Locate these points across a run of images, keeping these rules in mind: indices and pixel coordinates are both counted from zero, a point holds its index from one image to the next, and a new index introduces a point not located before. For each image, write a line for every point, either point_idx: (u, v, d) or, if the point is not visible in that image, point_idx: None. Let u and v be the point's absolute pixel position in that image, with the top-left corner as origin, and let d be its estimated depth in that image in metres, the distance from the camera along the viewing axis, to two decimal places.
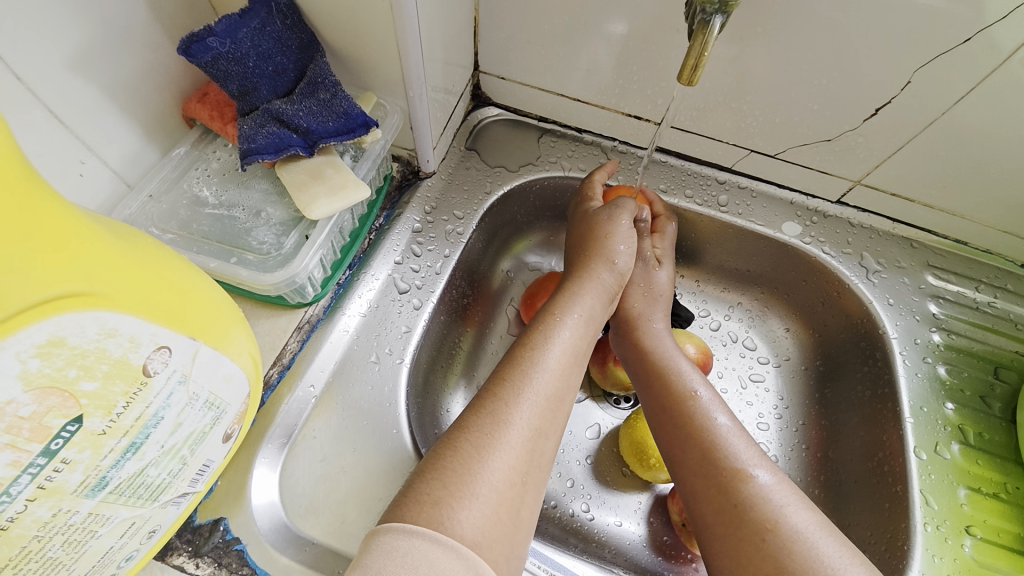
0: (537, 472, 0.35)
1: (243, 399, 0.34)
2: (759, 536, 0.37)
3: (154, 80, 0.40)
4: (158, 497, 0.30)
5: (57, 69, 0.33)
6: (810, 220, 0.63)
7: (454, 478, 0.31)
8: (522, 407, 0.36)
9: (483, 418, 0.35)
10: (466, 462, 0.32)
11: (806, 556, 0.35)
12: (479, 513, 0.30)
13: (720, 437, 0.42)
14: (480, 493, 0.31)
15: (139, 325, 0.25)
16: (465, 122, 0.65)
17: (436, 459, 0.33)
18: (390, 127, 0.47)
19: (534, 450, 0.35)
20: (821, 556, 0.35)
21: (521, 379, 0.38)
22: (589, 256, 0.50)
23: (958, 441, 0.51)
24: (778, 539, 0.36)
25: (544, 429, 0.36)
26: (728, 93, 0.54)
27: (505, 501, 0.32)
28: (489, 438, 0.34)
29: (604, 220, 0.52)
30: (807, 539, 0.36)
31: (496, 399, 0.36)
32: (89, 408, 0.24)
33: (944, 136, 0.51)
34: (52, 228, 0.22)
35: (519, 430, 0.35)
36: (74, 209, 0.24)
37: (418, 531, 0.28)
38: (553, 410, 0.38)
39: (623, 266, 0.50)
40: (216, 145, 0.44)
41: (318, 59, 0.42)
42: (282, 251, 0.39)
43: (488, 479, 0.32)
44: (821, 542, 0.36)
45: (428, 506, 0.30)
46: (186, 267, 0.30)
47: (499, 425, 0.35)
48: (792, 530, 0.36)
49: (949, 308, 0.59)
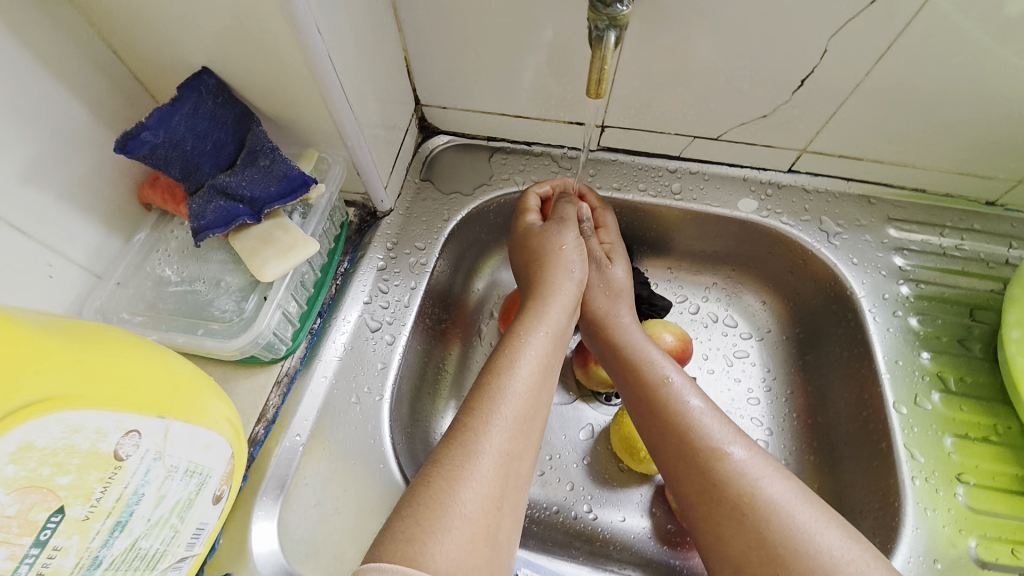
0: (512, 494, 0.37)
1: (226, 462, 0.37)
2: (738, 513, 0.38)
3: (106, 175, 0.43)
4: (156, 566, 0.32)
5: (10, 185, 0.36)
6: (765, 192, 0.64)
7: (428, 512, 0.33)
8: (491, 434, 0.37)
9: (455, 450, 0.37)
10: (439, 497, 0.34)
11: (784, 526, 0.36)
12: (454, 545, 0.32)
13: (695, 419, 0.43)
14: (454, 522, 0.33)
15: (104, 415, 0.27)
16: (417, 154, 0.67)
17: (413, 497, 0.34)
18: (334, 178, 0.50)
19: (506, 474, 0.37)
20: (798, 524, 0.36)
21: (490, 406, 0.39)
22: (547, 274, 0.52)
23: (937, 390, 0.51)
24: (756, 512, 0.37)
25: (514, 452, 0.38)
26: (658, 87, 0.56)
27: (484, 525, 0.34)
28: (461, 468, 0.35)
29: (552, 238, 0.54)
30: (784, 508, 0.37)
31: (467, 428, 0.38)
32: (69, 498, 0.26)
33: (873, 94, 0.52)
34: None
35: (490, 455, 0.37)
36: (23, 326, 0.27)
37: (393, 568, 0.30)
38: (526, 432, 0.39)
39: (581, 280, 0.52)
40: (174, 224, 0.47)
41: (255, 128, 0.45)
42: (243, 316, 0.41)
43: (461, 510, 0.34)
44: (798, 510, 0.37)
45: (404, 543, 0.32)
46: (146, 351, 0.33)
47: (470, 455, 0.36)
48: (769, 502, 0.37)
49: (915, 258, 0.59)
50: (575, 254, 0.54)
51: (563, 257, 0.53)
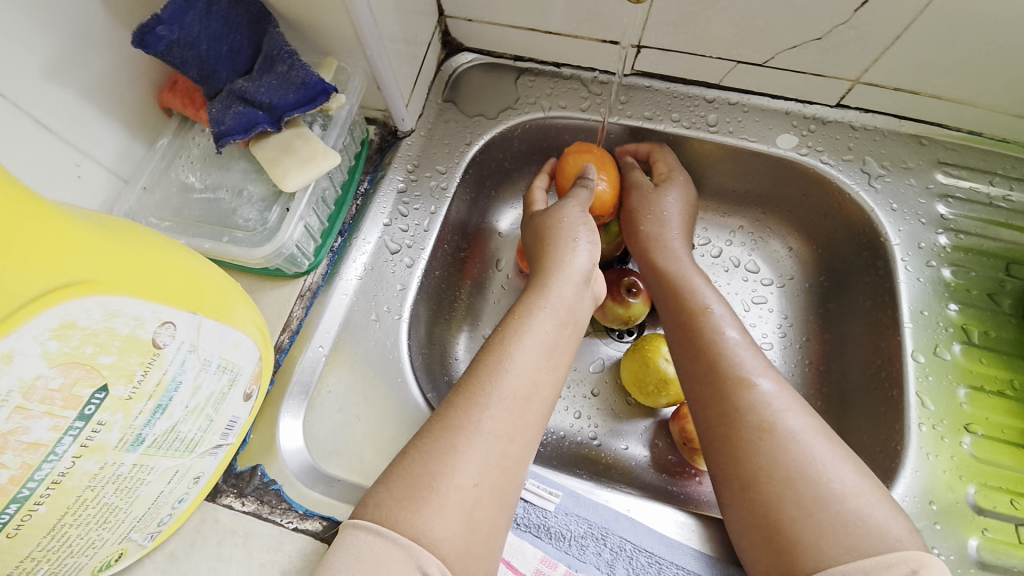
0: (502, 477, 0.37)
1: (254, 362, 0.39)
2: (756, 437, 0.39)
3: (126, 77, 0.42)
4: (195, 449, 0.35)
5: (31, 80, 0.35)
6: (807, 128, 0.60)
7: (410, 492, 0.35)
8: (482, 413, 0.38)
9: (436, 425, 0.38)
10: (415, 470, 0.36)
11: (799, 454, 0.37)
12: (441, 524, 0.34)
13: (728, 348, 0.44)
14: (447, 503, 0.34)
15: (140, 304, 0.29)
16: (440, 73, 0.64)
17: (395, 469, 0.36)
18: (353, 91, 0.48)
19: (496, 455, 0.37)
20: (814, 454, 0.37)
21: (485, 391, 0.39)
22: (551, 248, 0.50)
23: (959, 341, 0.50)
24: (775, 438, 0.38)
25: (506, 432, 0.38)
26: (703, 1, 0.51)
27: (473, 512, 0.35)
28: (452, 450, 0.36)
29: (557, 213, 0.52)
30: (802, 440, 0.38)
31: (456, 410, 0.39)
32: (113, 377, 0.28)
33: (946, 17, 0.47)
34: (33, 227, 0.25)
35: (479, 438, 0.37)
36: (55, 208, 0.27)
37: (366, 525, 0.33)
38: (521, 420, 0.39)
39: (588, 251, 0.50)
40: (195, 132, 0.46)
41: (271, 30, 0.42)
42: (267, 226, 0.42)
43: (447, 489, 0.35)
44: (814, 442, 0.38)
45: (377, 507, 0.34)
46: (175, 250, 0.33)
47: (451, 432, 0.37)
48: (788, 431, 0.38)
49: (959, 207, 0.56)
50: (580, 225, 0.51)
51: (566, 229, 0.51)
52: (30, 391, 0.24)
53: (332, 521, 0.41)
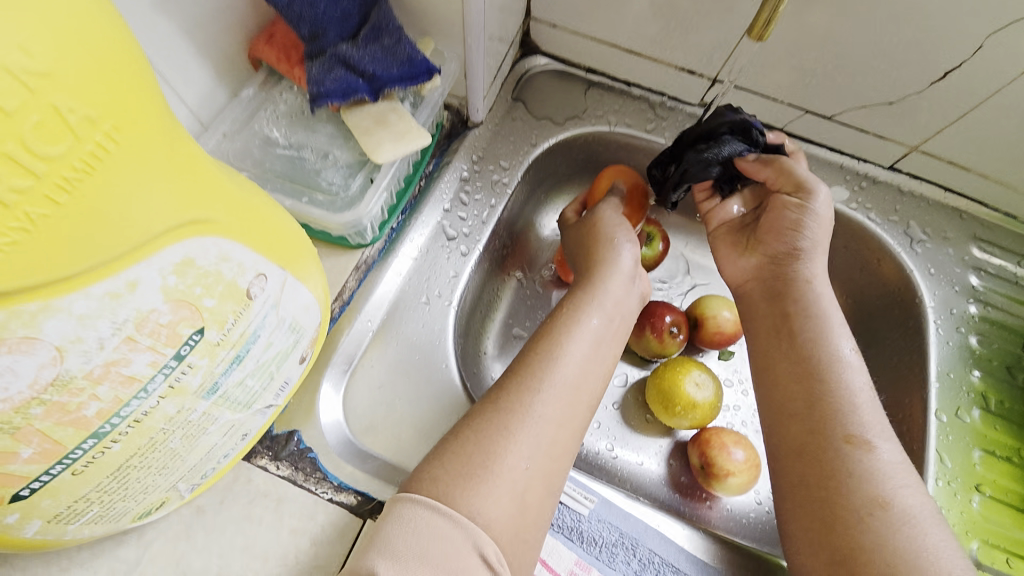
0: (558, 461, 0.38)
1: (315, 327, 0.38)
2: (864, 513, 0.36)
3: (224, 20, 0.41)
4: (252, 406, 0.34)
5: (143, 5, 0.35)
6: (859, 185, 0.62)
7: (463, 469, 0.35)
8: (540, 400, 0.38)
9: (488, 408, 0.38)
10: (468, 448, 0.36)
11: (909, 540, 0.35)
12: (492, 504, 0.34)
13: (851, 406, 0.40)
14: (500, 483, 0.35)
15: (244, 252, 0.28)
16: (513, 71, 0.64)
17: (444, 447, 0.36)
18: (449, 75, 0.48)
19: (554, 440, 0.38)
20: (926, 543, 0.35)
21: (538, 376, 0.39)
22: (598, 249, 0.49)
23: (979, 407, 0.52)
24: (888, 515, 0.36)
25: (564, 419, 0.39)
26: (789, 48, 0.53)
27: (523, 495, 0.35)
28: (505, 431, 0.37)
29: (596, 214, 0.52)
30: (917, 523, 0.35)
31: (507, 393, 0.39)
32: (209, 321, 0.27)
33: (1011, 102, 0.50)
34: (170, 152, 0.23)
35: (533, 423, 0.37)
36: (185, 133, 0.25)
37: (420, 500, 0.33)
38: (571, 410, 0.39)
39: (632, 252, 0.49)
40: (281, 87, 0.45)
41: (382, 2, 0.42)
42: (349, 193, 0.41)
43: (502, 471, 0.35)
44: (931, 529, 0.35)
45: (427, 482, 0.34)
46: (270, 202, 0.33)
47: (505, 415, 0.37)
48: (903, 511, 0.36)
49: (989, 280, 0.58)
50: (625, 232, 0.51)
51: (605, 231, 0.50)
52: (143, 323, 0.24)
53: (368, 496, 0.40)
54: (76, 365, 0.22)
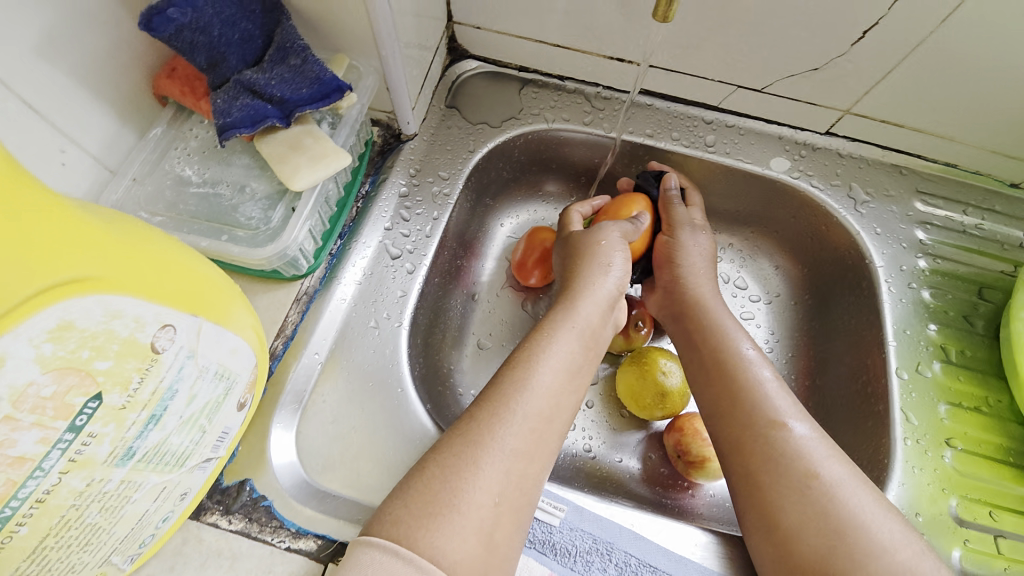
0: (514, 495, 0.35)
1: (250, 369, 0.36)
2: (802, 487, 0.37)
3: (120, 59, 0.39)
4: (185, 463, 0.32)
5: (19, 54, 0.32)
6: (799, 153, 0.62)
7: (425, 509, 0.33)
8: (506, 431, 0.37)
9: (455, 440, 0.36)
10: (430, 484, 0.34)
11: (847, 505, 0.36)
12: (454, 542, 0.32)
13: (766, 392, 0.42)
14: (466, 523, 0.33)
15: (141, 305, 0.26)
16: (444, 78, 0.63)
17: (407, 484, 0.35)
18: (365, 90, 0.47)
19: (516, 472, 0.36)
20: (860, 505, 0.36)
21: (507, 407, 0.38)
22: (580, 270, 0.49)
23: (939, 360, 0.52)
24: (820, 487, 0.36)
25: (528, 452, 0.37)
26: (712, 26, 0.52)
27: (492, 534, 0.33)
28: (472, 466, 0.35)
29: (597, 231, 0.51)
30: (846, 488, 0.36)
31: (477, 425, 0.37)
32: (108, 384, 0.25)
33: (932, 58, 0.50)
34: (23, 213, 0.22)
35: (501, 456, 0.36)
36: (53, 193, 0.24)
37: (378, 543, 0.31)
38: (541, 441, 0.38)
39: (618, 273, 0.49)
40: (192, 123, 0.43)
41: (285, 23, 0.40)
42: (270, 226, 0.40)
43: (466, 508, 0.33)
44: (855, 494, 0.36)
45: (389, 524, 0.32)
46: (176, 247, 0.31)
47: (472, 447, 0.36)
48: (832, 480, 0.37)
49: (937, 233, 0.59)
50: (614, 248, 0.50)
51: (602, 247, 0.50)
52: (20, 399, 0.22)
53: (328, 539, 0.38)
54: None
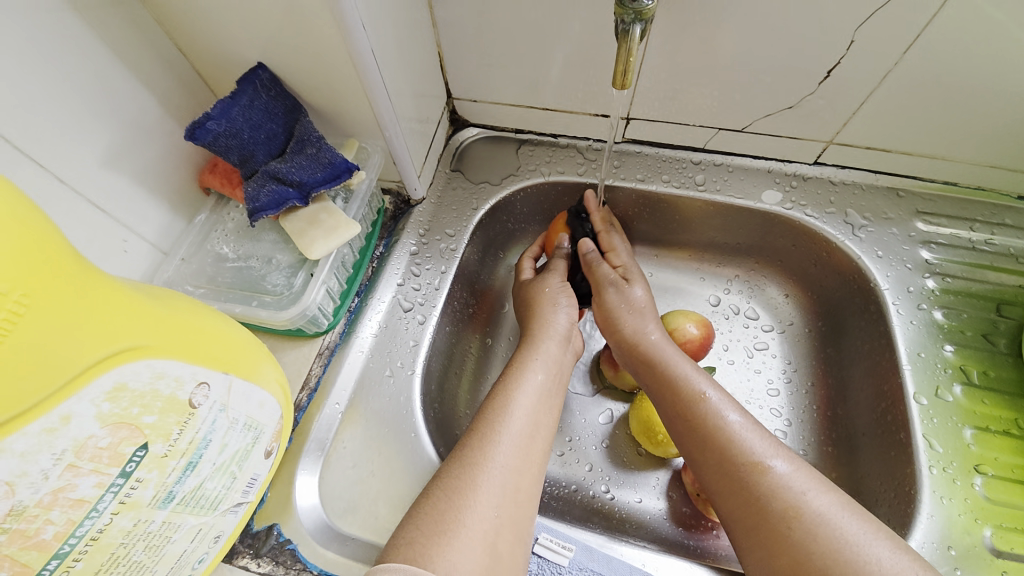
0: (514, 511, 0.38)
1: (275, 420, 0.41)
2: (784, 526, 0.38)
3: (171, 161, 0.48)
4: (218, 507, 0.36)
5: (94, 167, 0.40)
6: (790, 184, 0.64)
7: (435, 528, 0.35)
8: (497, 452, 0.39)
9: (453, 463, 0.39)
10: (437, 505, 0.36)
11: (831, 538, 0.36)
12: (465, 560, 0.33)
13: (734, 433, 0.43)
14: (471, 533, 0.35)
15: (181, 366, 0.31)
16: (448, 146, 0.70)
17: (417, 509, 0.37)
18: (373, 166, 0.54)
19: (510, 489, 0.38)
20: (847, 535, 0.36)
21: (496, 430, 0.41)
22: (539, 313, 0.53)
23: (959, 383, 0.51)
24: (803, 525, 0.37)
25: (520, 467, 0.40)
26: (682, 79, 0.57)
27: (496, 543, 0.36)
28: (472, 485, 0.37)
29: (540, 282, 0.56)
30: (831, 520, 0.37)
31: (470, 448, 0.40)
32: (152, 435, 0.30)
33: (900, 86, 0.52)
34: (88, 298, 0.27)
35: (497, 473, 0.38)
36: (109, 278, 0.30)
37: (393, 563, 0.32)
38: (530, 455, 0.41)
39: (569, 312, 0.54)
40: (230, 207, 0.51)
41: (302, 119, 0.48)
42: (293, 290, 0.46)
43: (469, 525, 0.35)
44: (844, 522, 0.37)
45: (404, 546, 0.34)
46: (211, 315, 0.37)
47: (468, 467, 0.38)
48: (815, 514, 0.37)
49: (942, 252, 0.59)
50: (562, 293, 0.56)
51: (547, 297, 0.54)
52: (83, 449, 0.26)
53: None
54: (26, 495, 0.25)
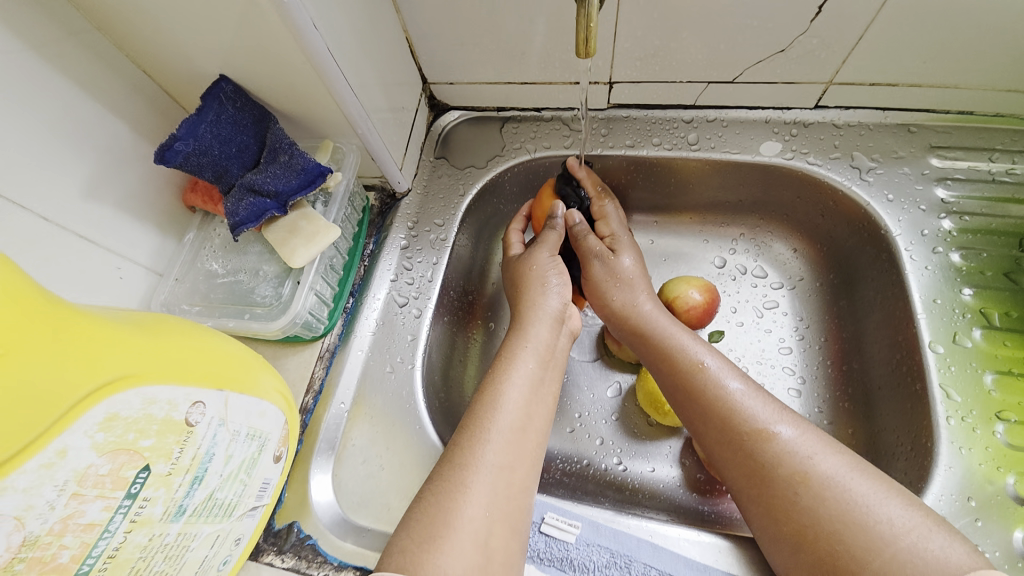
0: (505, 507, 0.38)
1: (280, 426, 0.42)
2: (791, 491, 0.37)
3: (152, 184, 0.48)
4: (233, 513, 0.39)
5: (76, 201, 0.42)
6: (789, 133, 0.60)
7: (426, 534, 0.35)
8: (485, 451, 0.40)
9: (444, 466, 0.39)
10: (427, 511, 0.37)
11: (842, 501, 0.35)
12: (456, 562, 0.34)
13: (735, 403, 0.41)
14: (462, 537, 0.35)
15: (171, 389, 0.32)
16: (430, 132, 0.68)
17: (409, 515, 0.37)
18: (350, 166, 0.53)
19: (501, 486, 0.39)
20: (857, 497, 0.35)
21: (484, 428, 0.41)
22: (524, 293, 0.53)
23: (979, 327, 0.48)
24: (810, 490, 0.36)
25: (510, 463, 0.40)
26: (662, 34, 0.53)
27: (487, 542, 0.36)
28: (461, 486, 0.38)
29: (529, 256, 0.54)
30: (841, 483, 0.36)
31: (460, 450, 0.40)
32: (153, 457, 0.31)
33: (902, 13, 0.48)
34: (60, 338, 0.28)
35: (486, 472, 0.39)
36: (84, 315, 0.30)
37: None
38: (521, 453, 0.41)
39: (559, 288, 0.52)
40: (217, 223, 0.52)
41: (272, 127, 0.48)
42: (282, 299, 0.48)
43: (461, 528, 0.36)
44: (855, 484, 0.36)
45: (396, 554, 0.34)
46: (199, 334, 0.38)
47: (457, 470, 0.39)
48: (823, 478, 0.36)
49: (959, 188, 0.54)
50: (552, 268, 0.53)
51: (537, 275, 0.53)
52: (85, 477, 0.28)
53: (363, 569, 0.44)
54: (36, 526, 0.26)
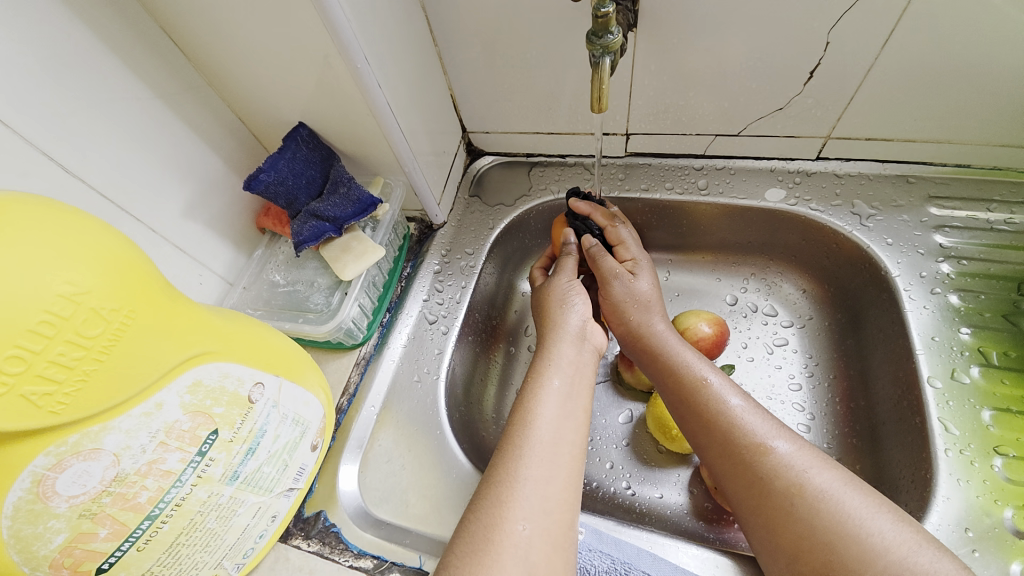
0: (558, 530, 0.39)
1: (319, 418, 0.48)
2: (787, 502, 0.39)
3: (234, 208, 0.58)
4: (274, 488, 0.44)
5: (177, 217, 0.51)
6: (793, 181, 0.65)
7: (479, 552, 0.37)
8: (527, 469, 0.41)
9: (485, 488, 0.41)
10: (486, 533, 0.38)
11: (835, 511, 0.37)
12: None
13: (736, 417, 0.44)
14: (503, 552, 0.37)
15: (241, 368, 0.39)
16: (467, 174, 0.77)
17: (463, 529, 0.39)
18: (396, 199, 0.62)
19: (547, 507, 0.40)
20: (847, 510, 0.37)
21: (518, 445, 0.43)
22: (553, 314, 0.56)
23: (977, 365, 0.51)
24: (805, 501, 0.38)
25: (543, 475, 0.41)
26: (673, 94, 0.61)
27: (529, 557, 0.37)
28: (506, 503, 0.39)
29: (548, 286, 0.58)
30: (833, 497, 0.38)
31: (496, 470, 0.42)
32: (221, 423, 0.38)
33: (886, 78, 0.53)
34: (170, 315, 0.35)
35: (527, 489, 0.40)
36: (186, 299, 0.38)
37: None
38: (557, 466, 0.42)
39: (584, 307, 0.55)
40: (282, 243, 0.61)
41: (336, 165, 0.57)
42: (331, 307, 0.55)
43: (513, 551, 0.37)
44: (847, 497, 0.38)
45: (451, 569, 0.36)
46: (266, 330, 0.44)
47: (504, 490, 0.40)
48: (817, 490, 0.38)
49: (958, 235, 0.58)
50: (573, 289, 0.57)
51: (555, 296, 0.57)
52: (170, 430, 0.34)
53: (381, 559, 0.48)
54: (129, 464, 0.32)
